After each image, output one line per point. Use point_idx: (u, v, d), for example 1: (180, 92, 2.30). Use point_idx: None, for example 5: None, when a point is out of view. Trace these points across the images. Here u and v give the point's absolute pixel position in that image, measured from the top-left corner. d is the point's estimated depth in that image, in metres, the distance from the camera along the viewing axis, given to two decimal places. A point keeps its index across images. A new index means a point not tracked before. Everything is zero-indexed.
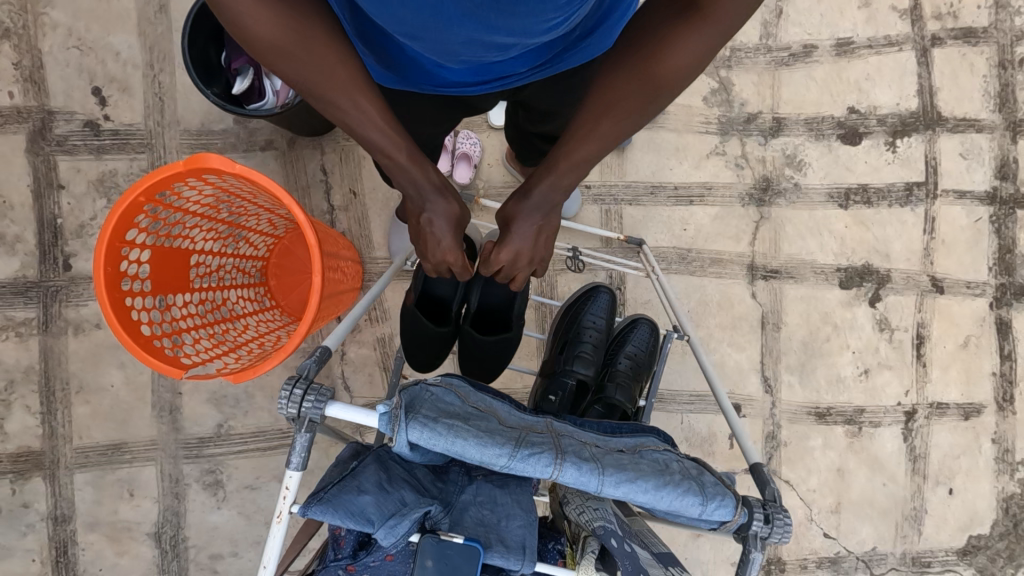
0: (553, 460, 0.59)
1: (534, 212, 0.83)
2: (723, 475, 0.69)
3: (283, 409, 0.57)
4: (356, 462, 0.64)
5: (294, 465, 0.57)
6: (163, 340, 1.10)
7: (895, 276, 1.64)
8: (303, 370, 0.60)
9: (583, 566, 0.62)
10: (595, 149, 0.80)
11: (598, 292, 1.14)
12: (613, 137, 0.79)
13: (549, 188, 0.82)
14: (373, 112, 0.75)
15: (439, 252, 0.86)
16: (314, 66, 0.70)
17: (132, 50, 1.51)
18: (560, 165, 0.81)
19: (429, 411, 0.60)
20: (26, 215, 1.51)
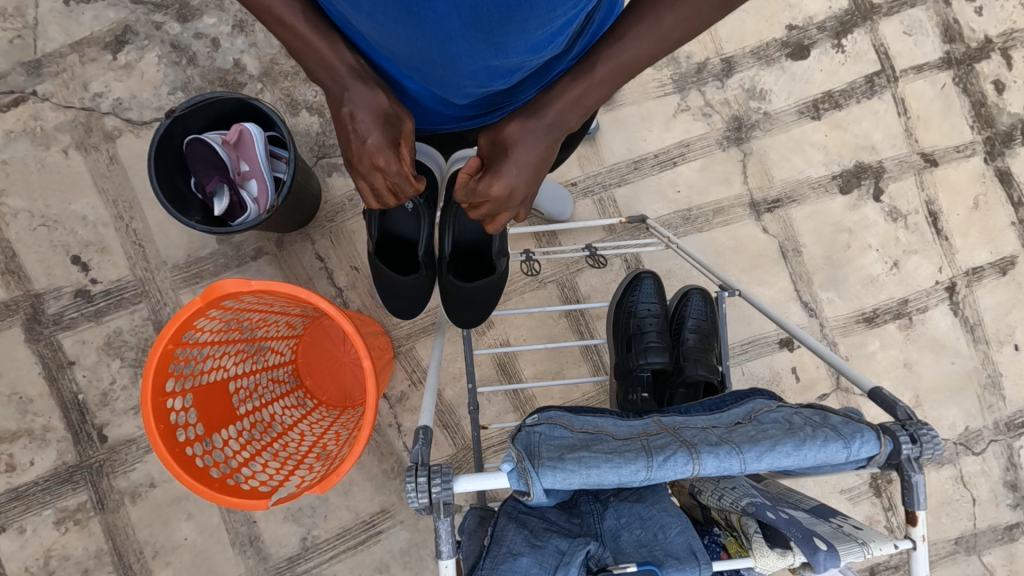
0: (690, 455, 0.58)
1: (540, 132, 0.77)
2: (845, 409, 0.66)
3: (414, 502, 0.55)
4: (493, 528, 0.63)
5: (448, 554, 0.55)
6: (235, 476, 1.08)
7: (888, 165, 1.66)
8: (417, 456, 0.59)
9: (757, 550, 0.59)
10: (651, 47, 0.72)
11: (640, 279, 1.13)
12: (673, 36, 0.70)
13: (562, 109, 0.77)
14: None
15: (367, 149, 0.76)
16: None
17: (97, 209, 1.50)
18: (599, 70, 0.74)
19: (551, 454, 0.59)
20: (47, 403, 1.47)
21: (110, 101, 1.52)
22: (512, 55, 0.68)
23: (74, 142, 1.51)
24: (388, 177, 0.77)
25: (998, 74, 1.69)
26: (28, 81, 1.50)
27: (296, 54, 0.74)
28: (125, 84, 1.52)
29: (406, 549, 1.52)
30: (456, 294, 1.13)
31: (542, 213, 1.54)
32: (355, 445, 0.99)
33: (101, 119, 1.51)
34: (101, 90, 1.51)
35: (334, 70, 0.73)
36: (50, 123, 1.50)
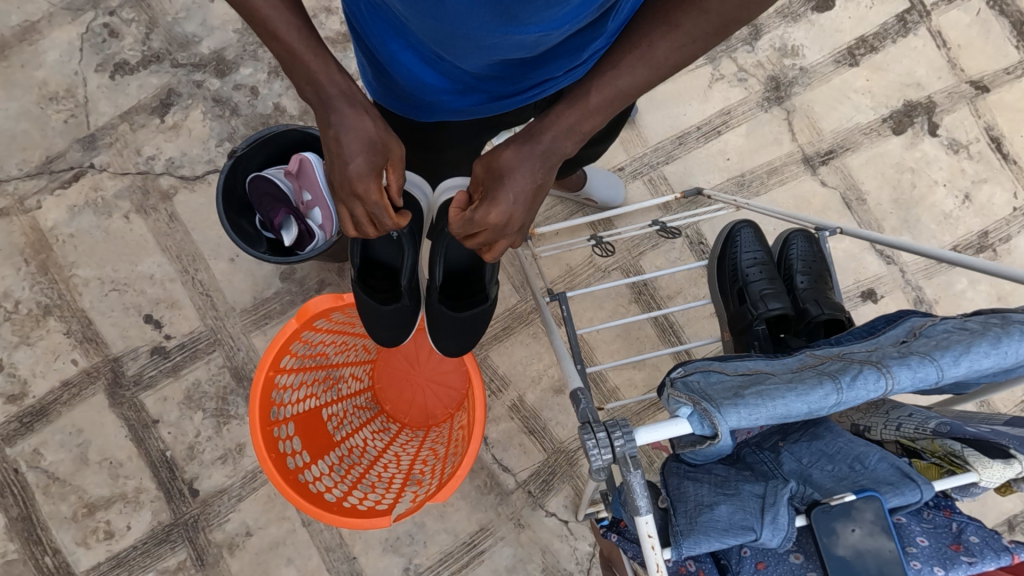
0: (880, 371, 0.53)
1: (533, 156, 0.75)
2: (1020, 307, 0.62)
3: (597, 460, 0.52)
4: (665, 489, 0.60)
5: (648, 509, 0.50)
6: (348, 499, 1.05)
7: (939, 99, 1.62)
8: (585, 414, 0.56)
9: (978, 463, 0.55)
10: (645, 76, 0.72)
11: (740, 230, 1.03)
12: (668, 63, 0.70)
13: (558, 134, 0.75)
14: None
15: (350, 175, 0.77)
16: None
17: (163, 266, 1.53)
18: (592, 99, 0.74)
19: (726, 394, 0.55)
20: (136, 464, 1.47)
21: (163, 162, 1.57)
22: (530, 32, 0.64)
23: (134, 206, 1.55)
24: (371, 202, 0.78)
25: None
26: (85, 155, 1.56)
27: (290, 72, 0.75)
28: (175, 143, 1.58)
29: (512, 565, 1.46)
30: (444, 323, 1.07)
31: (595, 201, 1.52)
32: (471, 446, 0.95)
33: (157, 181, 1.56)
34: (154, 153, 1.57)
35: (328, 94, 0.75)
36: (110, 191, 1.55)
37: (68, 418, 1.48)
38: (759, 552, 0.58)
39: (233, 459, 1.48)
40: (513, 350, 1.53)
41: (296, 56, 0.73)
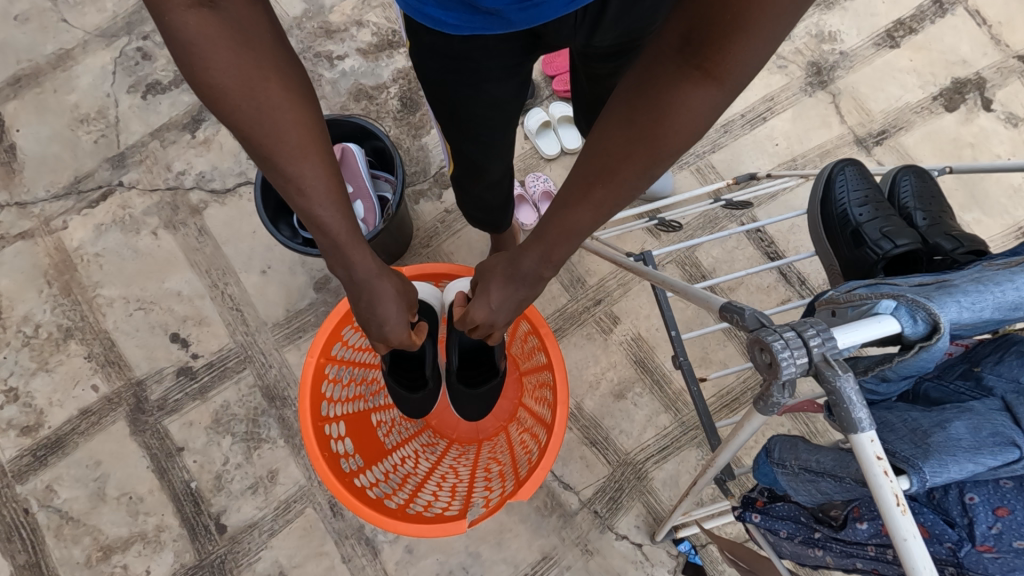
0: None
1: (518, 283, 0.82)
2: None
3: (787, 370, 0.40)
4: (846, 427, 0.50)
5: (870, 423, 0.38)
6: (410, 508, 0.94)
7: (988, 75, 1.57)
8: (754, 321, 0.45)
9: None
10: (594, 217, 0.70)
11: (835, 173, 0.85)
12: (611, 203, 0.68)
13: (539, 261, 0.77)
14: (320, 182, 0.65)
15: (384, 329, 0.84)
16: (264, 126, 0.60)
17: (192, 282, 1.45)
18: (550, 236, 0.74)
19: (925, 288, 0.46)
20: (158, 499, 1.33)
21: (194, 177, 1.52)
22: None
23: (162, 222, 1.49)
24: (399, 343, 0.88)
25: None
26: (115, 174, 1.52)
27: (335, 254, 0.72)
28: (206, 158, 1.53)
29: None
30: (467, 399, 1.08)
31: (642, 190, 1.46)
32: (557, 427, 0.88)
33: (187, 195, 1.51)
34: (184, 168, 1.53)
35: (362, 276, 0.76)
36: (138, 209, 1.50)
37: (86, 450, 1.35)
38: (995, 496, 0.52)
39: (264, 489, 1.34)
40: (566, 353, 1.40)
41: (340, 244, 0.71)
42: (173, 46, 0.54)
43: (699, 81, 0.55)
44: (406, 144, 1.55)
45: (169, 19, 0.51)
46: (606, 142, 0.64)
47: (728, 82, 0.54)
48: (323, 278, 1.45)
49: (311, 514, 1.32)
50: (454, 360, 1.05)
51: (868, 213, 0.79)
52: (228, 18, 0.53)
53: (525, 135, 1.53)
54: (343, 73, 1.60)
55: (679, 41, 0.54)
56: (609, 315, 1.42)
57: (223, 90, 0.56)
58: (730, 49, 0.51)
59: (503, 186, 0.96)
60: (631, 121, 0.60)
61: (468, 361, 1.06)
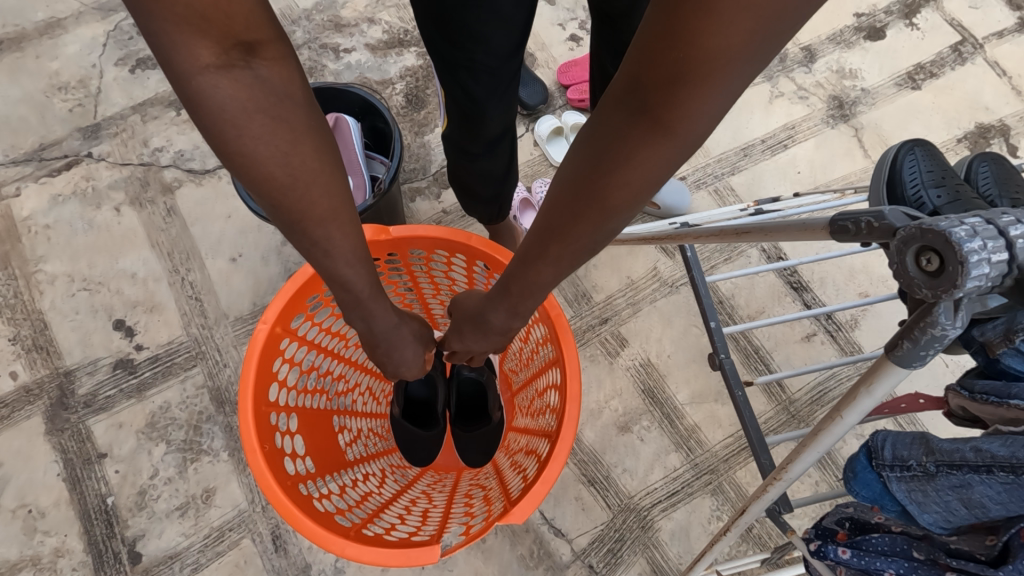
0: None
1: (491, 333, 0.73)
2: None
3: (978, 273, 0.28)
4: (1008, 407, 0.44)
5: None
6: (366, 530, 0.74)
7: (1011, 122, 1.53)
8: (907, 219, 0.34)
9: None
10: (557, 275, 0.59)
11: (906, 156, 0.78)
12: (575, 263, 0.57)
13: (508, 316, 0.68)
14: (347, 249, 0.57)
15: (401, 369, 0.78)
16: (297, 194, 0.50)
17: (149, 265, 1.28)
18: (513, 292, 0.64)
19: None
20: (64, 515, 1.10)
21: (171, 154, 1.39)
22: None
23: (127, 198, 1.34)
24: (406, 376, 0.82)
25: None
26: (85, 144, 1.39)
27: (356, 310, 0.65)
28: (188, 136, 1.41)
29: None
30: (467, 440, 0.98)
31: (657, 205, 1.35)
32: (566, 435, 0.71)
33: (160, 172, 1.37)
34: (162, 145, 1.40)
35: (382, 328, 0.70)
36: (103, 182, 1.35)
37: None
38: None
39: (194, 512, 1.11)
40: None
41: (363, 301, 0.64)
42: (197, 112, 0.44)
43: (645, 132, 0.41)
44: (408, 140, 1.45)
45: (192, 83, 0.42)
46: (553, 203, 0.52)
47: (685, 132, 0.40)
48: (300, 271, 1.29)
49: (248, 546, 1.09)
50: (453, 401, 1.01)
51: (945, 195, 0.73)
52: (260, 81, 0.44)
53: (534, 141, 1.44)
54: (348, 66, 1.52)
55: (624, 84, 0.40)
56: (615, 336, 1.27)
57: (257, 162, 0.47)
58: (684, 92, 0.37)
59: (501, 145, 0.82)
60: (577, 178, 0.48)
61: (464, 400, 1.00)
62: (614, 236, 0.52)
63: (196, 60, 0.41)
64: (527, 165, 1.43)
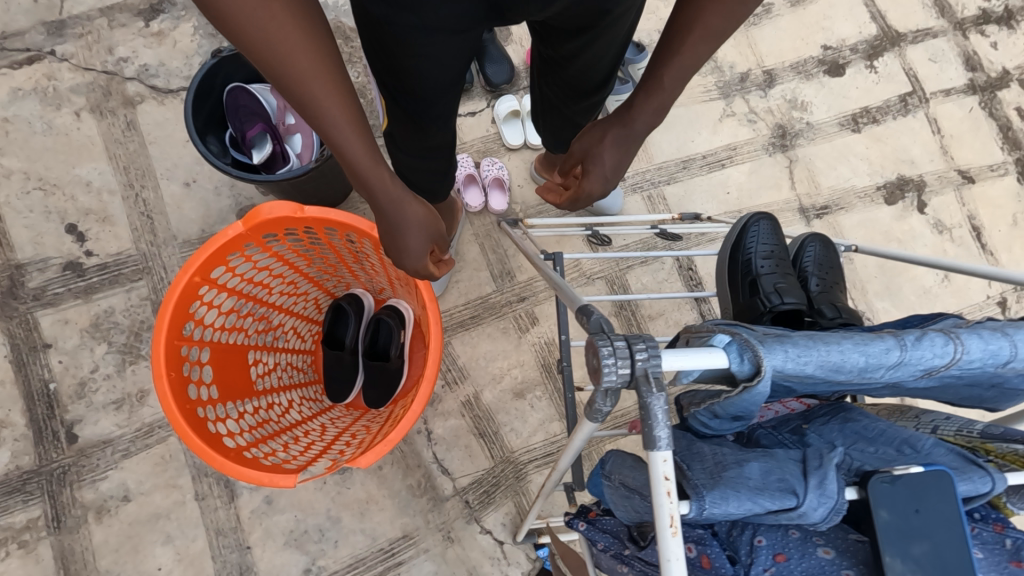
0: (947, 335, 0.45)
1: (628, 144, 0.84)
2: None
3: (610, 378, 0.40)
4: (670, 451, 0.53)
5: (659, 444, 0.38)
6: (248, 452, 0.89)
7: (928, 180, 1.67)
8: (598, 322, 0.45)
9: None
10: (706, 50, 0.71)
11: (756, 223, 0.92)
12: (728, 29, 0.68)
13: (651, 114, 0.80)
14: (337, 113, 0.60)
15: (406, 257, 0.82)
16: (279, 47, 0.52)
17: (105, 176, 1.35)
18: (665, 83, 0.75)
19: (764, 334, 0.46)
20: (8, 393, 1.23)
21: (136, 67, 1.41)
22: None
23: (88, 105, 1.38)
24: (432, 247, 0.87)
25: (1019, 102, 1.76)
26: (48, 40, 1.39)
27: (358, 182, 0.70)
28: (155, 51, 1.42)
29: None
30: (372, 380, 1.18)
31: (591, 203, 1.46)
32: (414, 405, 0.86)
33: (123, 84, 1.39)
34: (127, 56, 1.41)
35: (384, 202, 0.73)
36: (65, 84, 1.38)
37: None
38: (779, 542, 0.53)
39: (128, 407, 1.26)
40: (478, 343, 1.39)
41: (362, 175, 0.68)
42: None
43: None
44: (372, 95, 1.50)
45: None
46: None
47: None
48: (249, 206, 1.38)
49: (174, 443, 1.26)
50: (366, 344, 1.19)
51: (769, 267, 0.88)
52: None
53: (492, 118, 1.51)
54: (325, 6, 1.53)
55: None
56: (528, 314, 1.42)
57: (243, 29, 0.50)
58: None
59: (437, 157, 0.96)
60: None
61: (374, 347, 1.18)
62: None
63: None
64: (482, 140, 1.51)
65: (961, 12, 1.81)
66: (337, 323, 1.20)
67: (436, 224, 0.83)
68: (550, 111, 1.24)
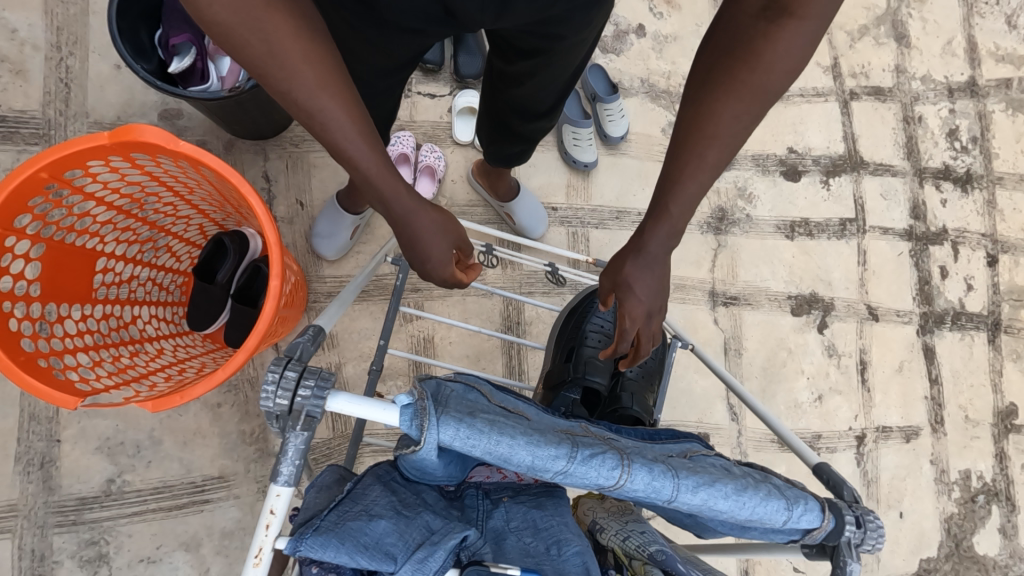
0: (619, 461, 0.47)
1: (653, 267, 0.75)
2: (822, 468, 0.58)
3: (268, 403, 0.42)
4: (351, 482, 0.50)
5: (284, 480, 0.42)
6: (45, 360, 0.85)
7: (838, 304, 1.73)
8: (295, 349, 0.45)
9: None
10: (704, 182, 0.71)
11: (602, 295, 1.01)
12: (718, 166, 0.70)
13: (667, 238, 0.74)
14: (338, 115, 0.65)
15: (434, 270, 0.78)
16: (275, 55, 0.60)
17: (35, 30, 1.29)
18: (672, 209, 0.73)
19: (461, 408, 0.47)
20: None
21: None
22: None
23: None
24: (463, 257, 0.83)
25: (945, 261, 1.84)
26: None
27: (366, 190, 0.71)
28: None
29: (228, 531, 1.27)
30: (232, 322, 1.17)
31: (514, 221, 1.48)
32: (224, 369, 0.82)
33: None
34: None
35: (401, 213, 0.73)
36: None
37: None
38: None
39: None
40: (357, 317, 1.40)
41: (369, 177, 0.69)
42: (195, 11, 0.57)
43: (743, 102, 0.65)
44: None
45: None
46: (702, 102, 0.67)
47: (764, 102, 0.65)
48: (175, 110, 1.34)
49: None
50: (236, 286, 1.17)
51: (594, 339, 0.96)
52: None
53: (449, 108, 1.51)
54: None
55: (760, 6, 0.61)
56: (416, 306, 1.43)
57: (245, 43, 0.58)
58: (767, 68, 0.62)
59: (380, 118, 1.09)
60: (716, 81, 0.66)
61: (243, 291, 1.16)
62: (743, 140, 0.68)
63: None
64: (432, 125, 1.50)
65: (926, 160, 1.87)
66: (215, 257, 1.18)
67: (464, 237, 0.81)
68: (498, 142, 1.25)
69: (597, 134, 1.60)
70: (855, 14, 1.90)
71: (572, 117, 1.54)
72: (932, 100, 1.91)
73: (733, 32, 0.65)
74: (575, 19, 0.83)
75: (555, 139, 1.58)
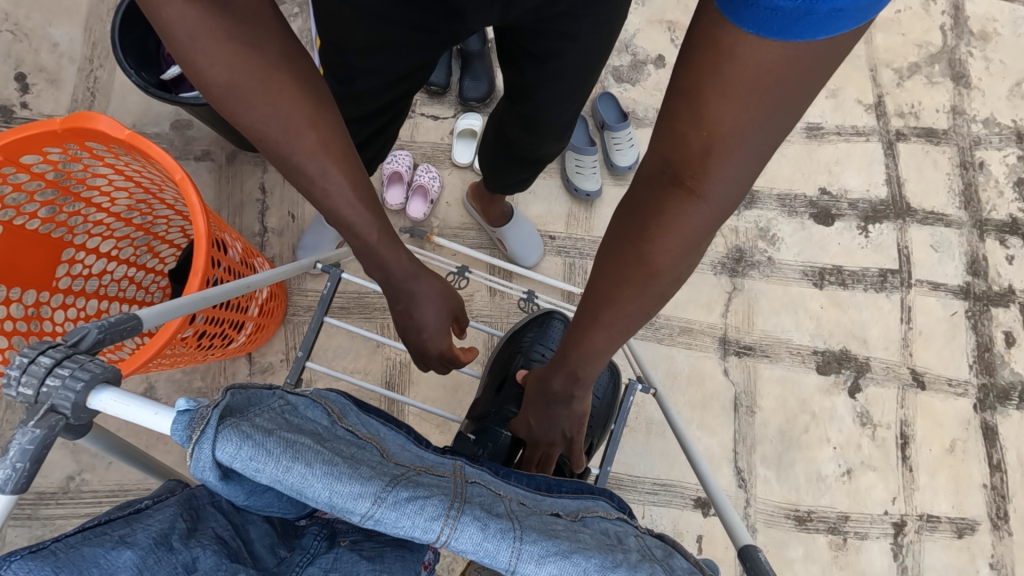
0: (446, 511, 0.38)
1: (552, 405, 0.73)
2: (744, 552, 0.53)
3: (13, 392, 0.37)
4: (152, 498, 0.43)
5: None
6: None
7: (874, 366, 1.52)
8: (74, 336, 0.41)
9: None
10: (611, 338, 0.63)
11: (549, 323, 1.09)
12: (628, 326, 0.61)
13: (567, 379, 0.70)
14: (344, 182, 0.61)
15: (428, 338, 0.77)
16: (283, 122, 0.55)
17: (73, 44, 1.40)
18: (570, 355, 0.67)
19: (263, 423, 0.39)
20: None
21: None
22: None
23: None
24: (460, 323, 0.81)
25: (1012, 326, 1.58)
26: None
27: (365, 257, 0.69)
28: None
29: None
30: None
31: (506, 247, 1.41)
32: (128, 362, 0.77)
33: None
34: None
35: (400, 276, 0.71)
36: None
37: None
38: None
39: None
40: (334, 334, 1.36)
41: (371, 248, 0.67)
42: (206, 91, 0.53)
43: (628, 278, 0.56)
44: None
45: (192, 64, 0.50)
46: (609, 258, 0.58)
47: (659, 283, 0.56)
48: (185, 121, 1.39)
49: None
50: None
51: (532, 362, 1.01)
52: (242, 53, 0.51)
53: (451, 130, 1.49)
54: None
55: (656, 168, 0.49)
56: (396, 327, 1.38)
57: (259, 127, 0.55)
58: (658, 244, 0.52)
59: (384, 134, 1.00)
60: (622, 239, 0.56)
61: None
62: (658, 296, 0.58)
63: (186, 41, 0.49)
64: (433, 147, 1.49)
65: (987, 211, 1.65)
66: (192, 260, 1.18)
67: (455, 298, 0.79)
68: (501, 173, 1.15)
69: (604, 163, 1.52)
70: (904, 51, 1.75)
71: (577, 145, 1.48)
72: (996, 145, 1.70)
73: (634, 193, 0.53)
74: (591, 13, 0.72)
75: (559, 166, 1.52)
